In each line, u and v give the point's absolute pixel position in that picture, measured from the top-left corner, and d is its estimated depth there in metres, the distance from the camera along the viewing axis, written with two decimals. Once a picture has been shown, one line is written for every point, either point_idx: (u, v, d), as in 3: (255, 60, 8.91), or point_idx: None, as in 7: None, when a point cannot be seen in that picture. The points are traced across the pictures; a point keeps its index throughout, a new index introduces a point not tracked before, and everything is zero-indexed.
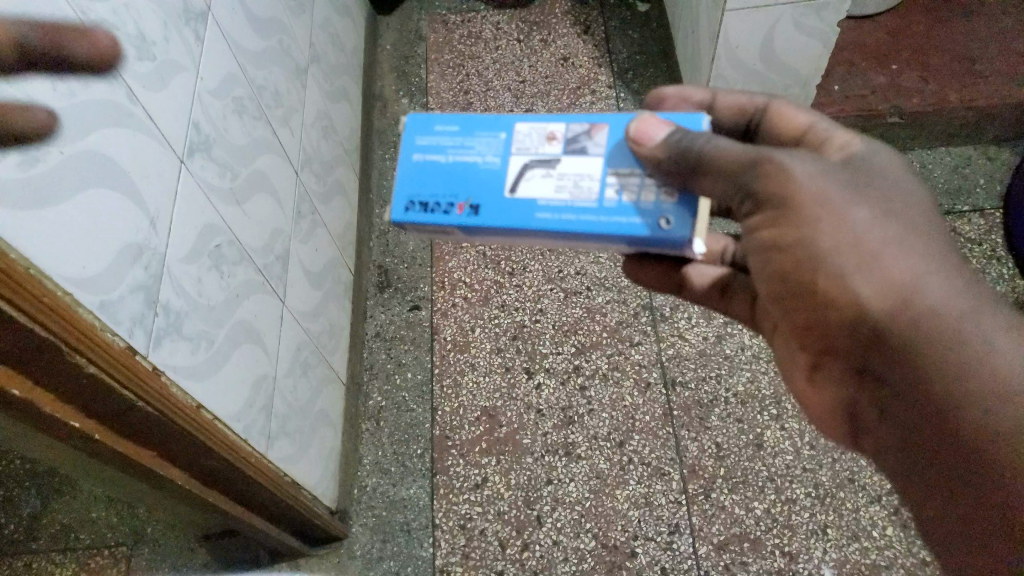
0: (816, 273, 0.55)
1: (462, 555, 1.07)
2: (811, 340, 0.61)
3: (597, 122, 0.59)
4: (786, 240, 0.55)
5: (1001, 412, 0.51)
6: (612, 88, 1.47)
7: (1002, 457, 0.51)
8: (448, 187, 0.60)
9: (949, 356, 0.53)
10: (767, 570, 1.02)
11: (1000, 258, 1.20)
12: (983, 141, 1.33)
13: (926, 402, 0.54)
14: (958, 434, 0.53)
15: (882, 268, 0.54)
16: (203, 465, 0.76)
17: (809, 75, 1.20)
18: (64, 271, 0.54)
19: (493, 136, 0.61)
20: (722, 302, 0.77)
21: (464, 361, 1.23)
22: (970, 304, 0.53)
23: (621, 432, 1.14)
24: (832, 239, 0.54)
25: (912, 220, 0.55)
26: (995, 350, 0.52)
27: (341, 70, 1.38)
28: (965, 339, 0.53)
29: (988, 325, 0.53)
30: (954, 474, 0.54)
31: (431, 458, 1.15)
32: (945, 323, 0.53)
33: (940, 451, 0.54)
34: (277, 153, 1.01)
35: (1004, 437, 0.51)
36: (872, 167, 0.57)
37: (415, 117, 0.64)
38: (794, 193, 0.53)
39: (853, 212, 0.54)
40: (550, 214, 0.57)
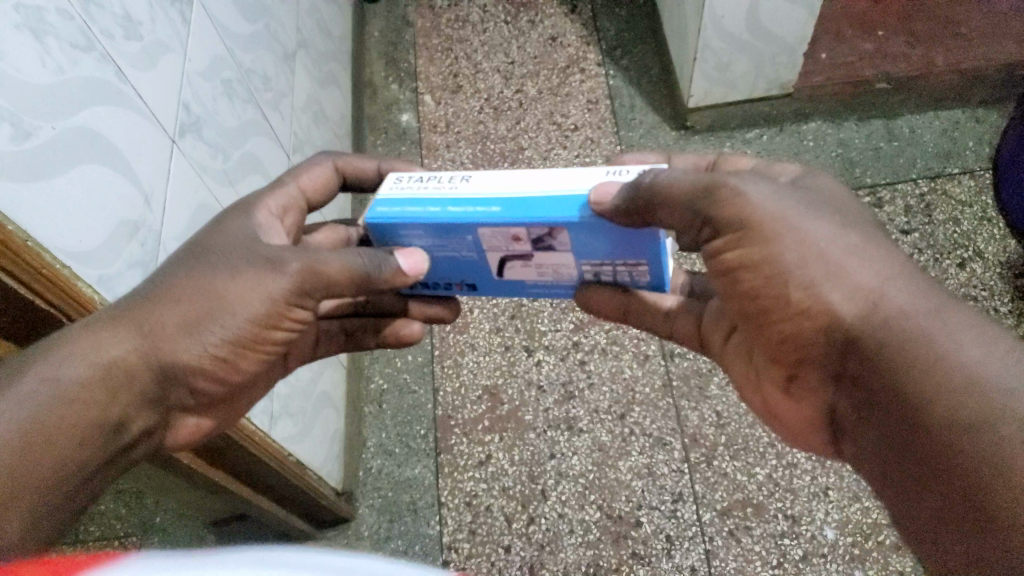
0: (783, 282, 0.56)
1: (469, 531, 1.07)
2: (784, 354, 0.61)
3: (557, 229, 0.57)
4: (751, 257, 0.57)
5: (966, 403, 0.47)
6: (601, 66, 1.48)
7: (975, 446, 0.46)
8: (444, 274, 0.70)
9: (914, 351, 0.50)
10: (770, 533, 1.03)
11: (992, 219, 1.20)
12: (970, 105, 1.31)
13: (894, 402, 0.51)
14: (927, 427, 0.48)
15: (845, 275, 0.55)
16: (208, 443, 0.77)
17: (795, 43, 1.20)
18: (63, 245, 0.58)
19: (459, 238, 0.61)
20: (666, 325, 0.75)
21: (463, 341, 1.24)
22: (932, 304, 0.52)
23: (622, 405, 1.15)
24: (797, 253, 0.56)
25: (868, 233, 0.57)
26: (961, 344, 0.49)
27: (329, 57, 1.38)
28: (930, 335, 0.50)
29: (953, 322, 0.51)
30: (930, 474, 0.49)
31: (434, 438, 1.16)
32: (906, 321, 0.52)
33: (914, 449, 0.50)
34: (267, 135, 1.04)
35: (976, 426, 0.46)
36: (818, 191, 0.61)
37: (374, 220, 0.62)
38: (753, 211, 0.56)
39: (813, 226, 0.56)
40: (539, 288, 0.69)
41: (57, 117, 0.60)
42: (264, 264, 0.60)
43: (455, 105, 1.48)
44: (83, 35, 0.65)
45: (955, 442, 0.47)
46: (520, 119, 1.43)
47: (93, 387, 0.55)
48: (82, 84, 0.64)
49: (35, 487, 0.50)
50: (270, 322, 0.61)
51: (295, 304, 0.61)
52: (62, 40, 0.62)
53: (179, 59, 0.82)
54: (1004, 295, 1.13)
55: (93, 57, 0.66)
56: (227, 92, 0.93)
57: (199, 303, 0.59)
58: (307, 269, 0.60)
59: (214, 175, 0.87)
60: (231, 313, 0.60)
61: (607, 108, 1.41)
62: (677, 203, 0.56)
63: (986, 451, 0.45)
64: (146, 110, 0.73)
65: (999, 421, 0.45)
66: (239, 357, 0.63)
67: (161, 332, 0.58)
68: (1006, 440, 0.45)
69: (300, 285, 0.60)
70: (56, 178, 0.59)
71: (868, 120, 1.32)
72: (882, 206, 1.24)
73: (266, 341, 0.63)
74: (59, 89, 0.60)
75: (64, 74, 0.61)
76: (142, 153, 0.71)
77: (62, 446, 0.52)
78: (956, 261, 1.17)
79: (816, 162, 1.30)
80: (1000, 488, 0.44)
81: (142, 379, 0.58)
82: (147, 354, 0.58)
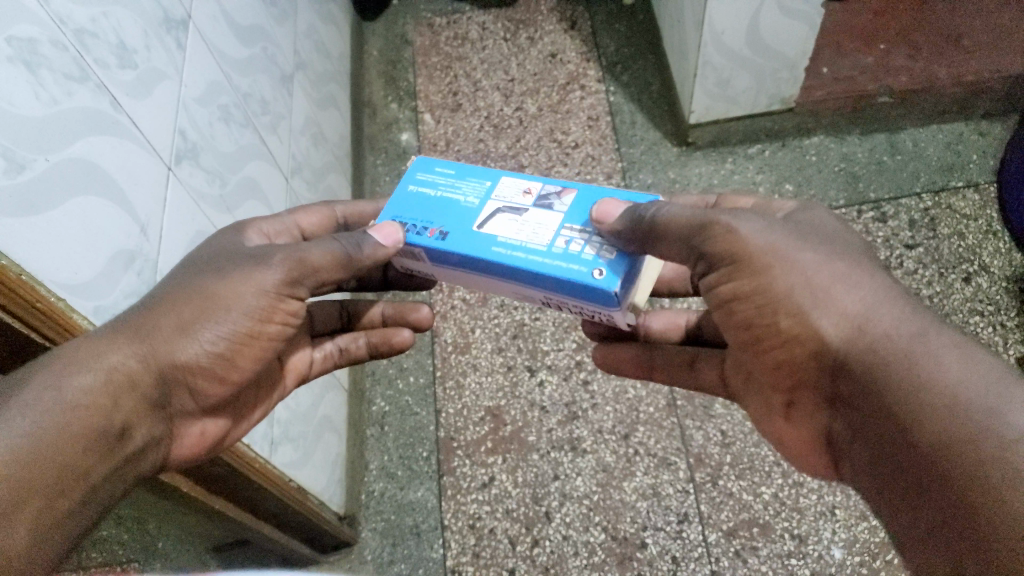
0: (775, 311, 0.57)
1: (473, 554, 1.07)
2: (780, 380, 0.61)
3: (568, 188, 0.68)
4: (743, 288, 0.58)
5: (951, 423, 0.46)
6: (601, 82, 1.47)
7: (957, 464, 0.45)
8: (426, 213, 0.70)
9: (898, 373, 0.50)
10: (777, 554, 1.02)
11: (997, 232, 1.19)
12: (973, 117, 1.30)
13: (881, 426, 0.51)
14: (915, 446, 0.48)
15: (832, 300, 0.55)
16: (209, 473, 0.77)
17: (796, 58, 1.19)
18: (58, 277, 0.58)
19: (479, 182, 0.72)
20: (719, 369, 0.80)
21: (465, 362, 1.23)
22: (918, 326, 0.52)
23: (626, 425, 1.14)
24: (786, 282, 0.55)
25: (856, 259, 0.57)
26: (944, 365, 0.49)
27: (328, 78, 1.38)
28: (914, 358, 0.50)
29: (939, 344, 0.50)
30: (915, 490, 0.48)
31: (437, 460, 1.15)
32: (892, 344, 0.51)
33: (902, 467, 0.49)
34: (266, 160, 1.04)
35: (958, 446, 0.45)
36: (816, 222, 0.60)
37: (423, 161, 0.77)
38: (743, 245, 0.56)
39: (801, 255, 0.56)
40: (504, 248, 0.64)
41: (51, 150, 0.59)
42: (250, 262, 0.62)
43: (455, 124, 1.47)
44: (76, 65, 0.64)
45: (939, 463, 0.46)
46: (521, 136, 1.42)
47: (95, 394, 0.54)
48: (77, 115, 0.63)
49: (40, 494, 0.48)
50: (264, 315, 0.62)
51: (287, 295, 0.63)
52: (56, 71, 0.61)
53: (174, 85, 0.81)
54: (1011, 310, 1.11)
55: (87, 87, 0.65)
56: (225, 117, 0.93)
57: (194, 304, 0.60)
58: (292, 260, 0.62)
59: (212, 202, 0.86)
60: (225, 310, 0.60)
61: (608, 124, 1.41)
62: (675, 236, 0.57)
63: (968, 467, 0.44)
64: (142, 137, 0.73)
65: (980, 440, 0.45)
66: (238, 354, 0.63)
67: (159, 335, 0.58)
68: (984, 460, 0.44)
69: (288, 277, 0.62)
70: (51, 210, 0.58)
71: (870, 133, 1.32)
72: (886, 221, 1.23)
73: (262, 337, 0.64)
74: (52, 120, 0.60)
75: (58, 106, 0.61)
76: (138, 181, 0.71)
77: (64, 450, 0.51)
78: (961, 275, 1.16)
79: (818, 176, 1.29)
80: (982, 505, 0.43)
81: (143, 385, 0.57)
82: (146, 358, 0.58)
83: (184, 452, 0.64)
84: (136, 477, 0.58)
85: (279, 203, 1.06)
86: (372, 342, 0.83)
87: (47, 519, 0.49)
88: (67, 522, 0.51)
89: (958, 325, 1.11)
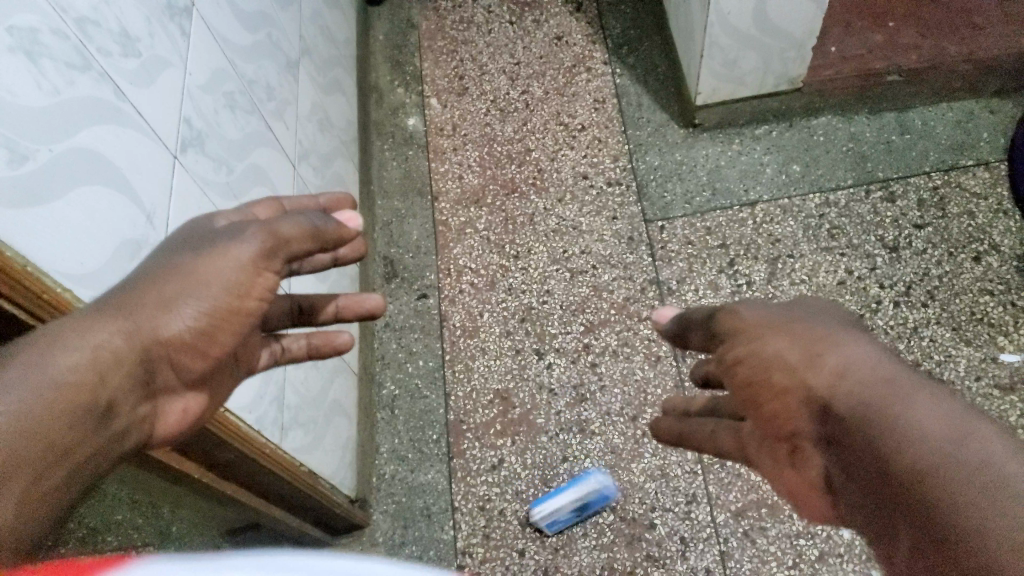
0: (767, 368, 0.56)
1: (483, 536, 1.08)
2: (776, 432, 0.57)
3: None
4: (742, 353, 0.59)
5: (927, 455, 0.43)
6: (608, 64, 1.46)
7: (948, 501, 0.41)
8: None
9: (875, 421, 0.47)
10: (786, 534, 1.02)
11: (1008, 211, 1.18)
12: (984, 95, 1.29)
13: (870, 480, 0.47)
14: (899, 485, 0.44)
15: (820, 357, 0.53)
16: (217, 457, 0.78)
17: (803, 37, 1.18)
18: (62, 268, 0.59)
19: None
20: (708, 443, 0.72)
21: (473, 345, 1.23)
22: (894, 372, 0.49)
23: (634, 406, 1.14)
24: (776, 346, 0.56)
25: (840, 323, 0.57)
26: (916, 410, 0.45)
27: (333, 63, 1.38)
28: (891, 404, 0.47)
29: (914, 390, 0.47)
30: (911, 531, 0.43)
31: (447, 443, 1.16)
32: (871, 391, 0.48)
33: (895, 509, 0.45)
34: (272, 146, 1.04)
35: (941, 482, 0.41)
36: (808, 300, 0.62)
37: None
38: (743, 324, 0.61)
39: (793, 323, 0.57)
40: None
41: (54, 139, 0.59)
42: (224, 239, 0.63)
43: (461, 108, 1.48)
44: (78, 53, 0.64)
45: (924, 513, 0.42)
46: (527, 120, 1.43)
47: (84, 369, 0.53)
48: (80, 105, 0.63)
49: (30, 465, 0.47)
50: (243, 290, 0.62)
51: (264, 267, 0.63)
52: (58, 61, 0.61)
53: (179, 73, 0.82)
54: (1021, 289, 1.11)
55: (90, 76, 0.65)
56: (230, 104, 0.93)
57: (173, 281, 0.60)
58: (265, 232, 0.63)
59: (218, 189, 0.87)
60: (204, 285, 0.60)
61: (614, 107, 1.41)
62: (701, 323, 0.69)
63: (954, 506, 0.40)
64: (145, 125, 0.73)
65: (963, 474, 0.41)
66: (218, 328, 0.63)
67: (142, 311, 0.58)
68: (968, 495, 0.40)
69: (263, 248, 0.63)
70: (55, 200, 0.58)
71: (879, 112, 1.31)
72: (894, 201, 1.22)
73: (240, 312, 0.63)
74: (56, 110, 0.60)
75: (61, 95, 0.61)
76: (142, 169, 0.71)
77: (54, 424, 0.50)
78: (971, 254, 1.15)
79: (827, 156, 1.28)
80: (974, 540, 0.39)
81: (128, 362, 0.57)
82: (131, 335, 0.57)
83: (168, 429, 0.64)
84: (120, 454, 0.57)
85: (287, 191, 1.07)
86: (312, 343, 0.81)
87: (39, 492, 0.48)
88: (60, 494, 0.50)
89: (967, 305, 1.11)
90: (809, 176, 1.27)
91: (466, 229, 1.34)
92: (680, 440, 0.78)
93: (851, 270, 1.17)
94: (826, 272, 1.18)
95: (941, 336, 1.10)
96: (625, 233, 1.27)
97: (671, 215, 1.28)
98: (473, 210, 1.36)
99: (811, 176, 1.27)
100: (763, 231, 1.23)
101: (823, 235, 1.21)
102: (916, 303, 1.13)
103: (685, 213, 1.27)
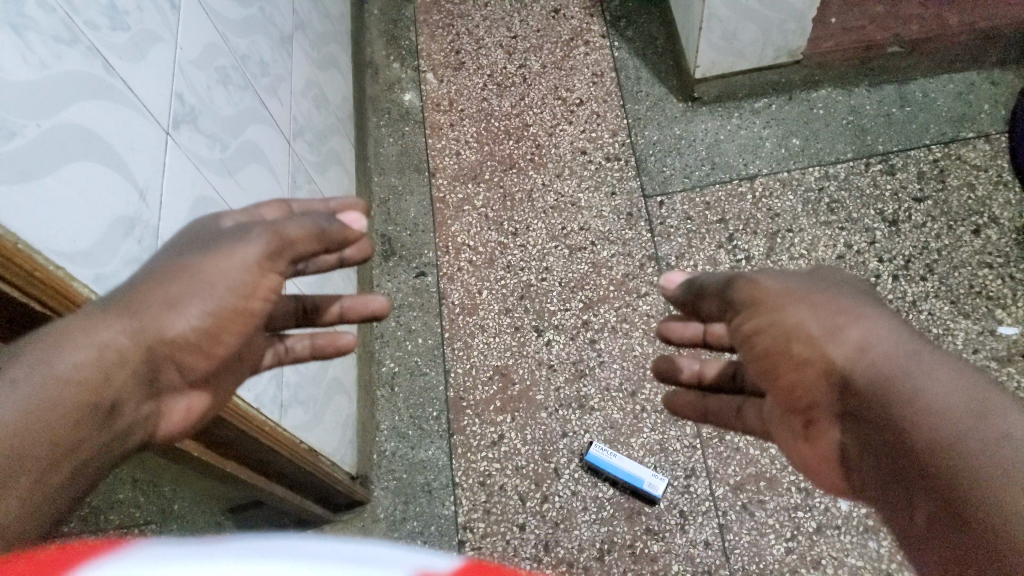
0: (790, 340, 0.59)
1: (484, 511, 1.09)
2: (795, 399, 0.63)
3: None
4: (760, 325, 0.61)
5: (944, 426, 0.49)
6: (605, 38, 1.45)
7: (954, 461, 0.48)
8: None
9: (897, 394, 0.52)
10: (784, 506, 1.03)
11: (1007, 183, 1.17)
12: (986, 66, 1.28)
13: (885, 442, 0.54)
14: (916, 451, 0.50)
15: (843, 333, 0.57)
16: (217, 436, 0.78)
17: (803, 9, 1.17)
18: (54, 245, 0.58)
19: None
20: (738, 420, 0.77)
21: (473, 323, 1.23)
22: (912, 347, 0.55)
23: (633, 382, 1.14)
24: (797, 318, 0.59)
25: (860, 297, 0.61)
26: (937, 382, 0.51)
27: (328, 38, 1.36)
28: (910, 375, 0.53)
29: (931, 363, 0.53)
30: (922, 488, 0.50)
31: (447, 420, 1.16)
32: (892, 366, 0.54)
33: (911, 470, 0.51)
34: (267, 123, 1.03)
35: (952, 446, 0.48)
36: (827, 274, 0.65)
37: None
38: (763, 293, 0.62)
39: (812, 297, 0.60)
40: None
41: (42, 115, 0.58)
42: (229, 237, 0.60)
43: (457, 83, 1.47)
44: (66, 28, 0.63)
45: (943, 475, 0.48)
46: (524, 95, 1.42)
47: (89, 369, 0.53)
48: (68, 79, 0.62)
49: (31, 465, 0.49)
50: (249, 291, 0.60)
51: (270, 269, 0.61)
52: (44, 33, 0.60)
53: (170, 48, 0.81)
54: (1020, 261, 1.11)
55: (78, 50, 0.64)
56: (223, 79, 0.92)
57: (178, 279, 0.58)
58: (269, 232, 0.60)
59: (213, 166, 0.86)
60: (209, 285, 0.58)
61: (613, 80, 1.40)
62: (713, 290, 0.68)
63: (960, 466, 0.47)
64: (136, 100, 0.72)
65: (969, 438, 0.48)
66: (223, 329, 0.61)
67: (148, 310, 0.57)
68: (972, 456, 0.47)
69: (267, 251, 0.60)
70: (45, 177, 0.58)
71: (880, 84, 1.29)
72: (894, 173, 1.22)
73: (244, 313, 0.62)
74: (44, 84, 0.59)
75: (48, 69, 0.60)
76: (135, 146, 0.70)
77: (56, 425, 0.51)
78: (971, 227, 1.15)
79: (826, 130, 1.27)
80: (971, 493, 0.46)
81: (133, 361, 0.57)
82: (137, 335, 0.57)
83: (172, 426, 0.64)
84: (122, 453, 0.58)
85: (282, 168, 1.06)
86: (317, 345, 0.78)
87: (37, 492, 0.49)
88: (56, 495, 0.51)
89: (966, 279, 1.11)
90: (809, 150, 1.26)
91: (464, 206, 1.33)
92: (702, 415, 0.81)
93: (851, 244, 1.17)
94: (825, 246, 1.17)
95: (940, 309, 1.10)
96: (624, 210, 1.27)
97: (670, 190, 1.27)
98: (471, 186, 1.35)
99: (811, 150, 1.26)
100: (762, 206, 1.23)
101: (822, 209, 1.21)
102: (915, 277, 1.13)
103: (684, 188, 1.27)
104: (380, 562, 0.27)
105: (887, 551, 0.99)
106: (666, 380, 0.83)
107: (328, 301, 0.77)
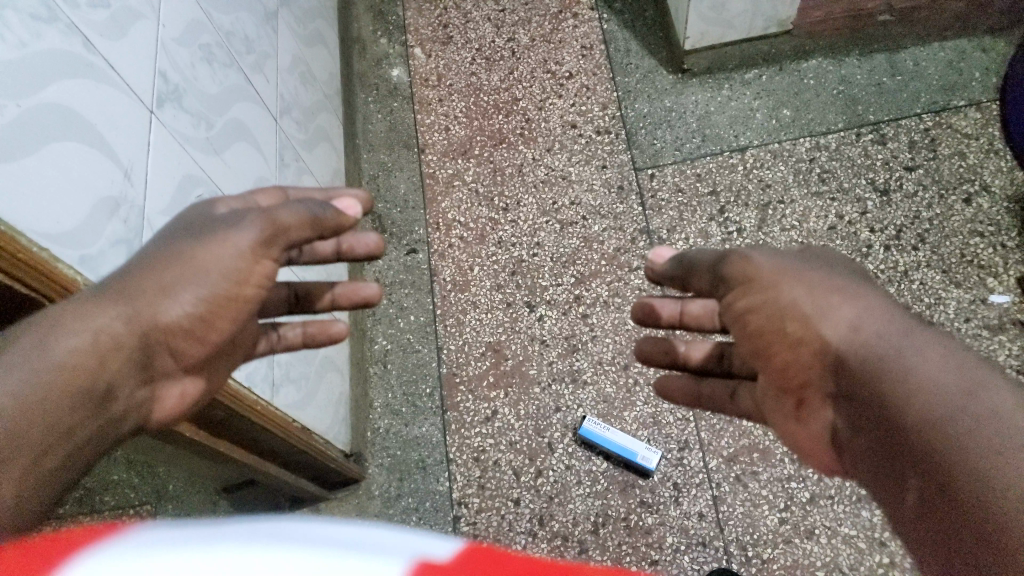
0: (784, 318, 0.59)
1: (478, 486, 1.09)
2: (789, 377, 0.62)
3: None
4: (755, 302, 0.61)
5: (935, 406, 0.49)
6: (594, 10, 1.44)
7: (948, 443, 0.47)
8: None
9: (888, 371, 0.52)
10: (778, 477, 1.04)
11: (999, 151, 1.17)
12: (977, 34, 1.27)
13: (879, 423, 0.53)
14: (907, 432, 0.50)
15: (836, 311, 0.57)
16: (208, 416, 0.78)
17: None
18: (39, 227, 0.57)
19: None
20: (731, 405, 0.76)
21: (465, 300, 1.23)
22: (905, 327, 0.54)
23: (626, 355, 1.14)
24: (792, 298, 0.59)
25: (853, 278, 0.61)
26: (928, 362, 0.51)
27: (314, 14, 1.35)
28: (903, 354, 0.52)
29: (924, 343, 0.53)
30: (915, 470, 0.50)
31: (440, 396, 1.16)
32: (883, 344, 0.54)
33: (902, 452, 0.51)
34: (253, 101, 1.02)
35: (943, 425, 0.48)
36: (824, 256, 0.65)
37: None
38: (757, 271, 0.62)
39: (806, 274, 0.60)
40: None
41: (22, 94, 0.57)
42: (223, 223, 0.60)
43: (446, 58, 1.45)
44: (44, 5, 0.61)
45: (934, 456, 0.48)
46: (513, 69, 1.41)
47: (84, 354, 0.53)
48: (47, 58, 0.60)
49: (23, 450, 0.48)
50: (242, 279, 0.59)
51: (264, 257, 0.60)
52: (22, 11, 0.58)
53: (151, 25, 0.79)
54: (1011, 230, 1.11)
55: (56, 27, 0.62)
56: (207, 57, 0.91)
57: (172, 267, 0.58)
58: (263, 219, 0.59)
59: (199, 145, 0.86)
60: (204, 272, 0.58)
61: (602, 53, 1.39)
62: (705, 266, 0.68)
63: (953, 447, 0.47)
64: (119, 79, 0.71)
65: (960, 417, 0.48)
66: (216, 315, 0.61)
67: (143, 296, 0.56)
68: (963, 435, 0.47)
69: (261, 238, 0.59)
70: (26, 157, 0.57)
71: (870, 54, 1.29)
72: (885, 143, 1.21)
73: (238, 300, 0.61)
74: (23, 63, 0.57)
75: (27, 48, 0.58)
76: (118, 126, 0.69)
77: (50, 409, 0.50)
78: (962, 196, 1.15)
79: (817, 100, 1.27)
80: (964, 474, 0.46)
81: (127, 347, 0.56)
82: (132, 322, 0.56)
83: (166, 412, 0.63)
84: (118, 438, 0.58)
85: (269, 146, 1.06)
86: (308, 331, 0.78)
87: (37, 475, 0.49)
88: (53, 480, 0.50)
89: (958, 248, 1.11)
90: (800, 121, 1.26)
91: (454, 183, 1.33)
92: (696, 399, 0.80)
93: (842, 215, 1.16)
94: (816, 217, 1.17)
95: (931, 279, 1.10)
96: (615, 183, 1.26)
97: (661, 162, 1.27)
98: (461, 162, 1.34)
99: (802, 121, 1.25)
100: (753, 177, 1.22)
101: (813, 179, 1.20)
102: (907, 247, 1.12)
103: (675, 161, 1.26)
104: (382, 549, 0.26)
105: (880, 520, 0.99)
106: (650, 364, 0.82)
107: (321, 288, 0.76)
